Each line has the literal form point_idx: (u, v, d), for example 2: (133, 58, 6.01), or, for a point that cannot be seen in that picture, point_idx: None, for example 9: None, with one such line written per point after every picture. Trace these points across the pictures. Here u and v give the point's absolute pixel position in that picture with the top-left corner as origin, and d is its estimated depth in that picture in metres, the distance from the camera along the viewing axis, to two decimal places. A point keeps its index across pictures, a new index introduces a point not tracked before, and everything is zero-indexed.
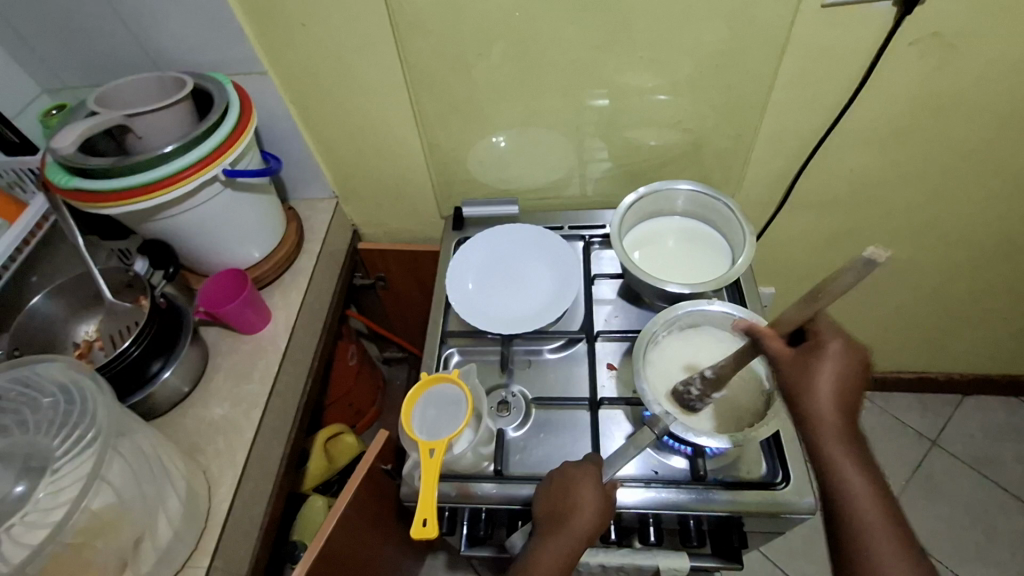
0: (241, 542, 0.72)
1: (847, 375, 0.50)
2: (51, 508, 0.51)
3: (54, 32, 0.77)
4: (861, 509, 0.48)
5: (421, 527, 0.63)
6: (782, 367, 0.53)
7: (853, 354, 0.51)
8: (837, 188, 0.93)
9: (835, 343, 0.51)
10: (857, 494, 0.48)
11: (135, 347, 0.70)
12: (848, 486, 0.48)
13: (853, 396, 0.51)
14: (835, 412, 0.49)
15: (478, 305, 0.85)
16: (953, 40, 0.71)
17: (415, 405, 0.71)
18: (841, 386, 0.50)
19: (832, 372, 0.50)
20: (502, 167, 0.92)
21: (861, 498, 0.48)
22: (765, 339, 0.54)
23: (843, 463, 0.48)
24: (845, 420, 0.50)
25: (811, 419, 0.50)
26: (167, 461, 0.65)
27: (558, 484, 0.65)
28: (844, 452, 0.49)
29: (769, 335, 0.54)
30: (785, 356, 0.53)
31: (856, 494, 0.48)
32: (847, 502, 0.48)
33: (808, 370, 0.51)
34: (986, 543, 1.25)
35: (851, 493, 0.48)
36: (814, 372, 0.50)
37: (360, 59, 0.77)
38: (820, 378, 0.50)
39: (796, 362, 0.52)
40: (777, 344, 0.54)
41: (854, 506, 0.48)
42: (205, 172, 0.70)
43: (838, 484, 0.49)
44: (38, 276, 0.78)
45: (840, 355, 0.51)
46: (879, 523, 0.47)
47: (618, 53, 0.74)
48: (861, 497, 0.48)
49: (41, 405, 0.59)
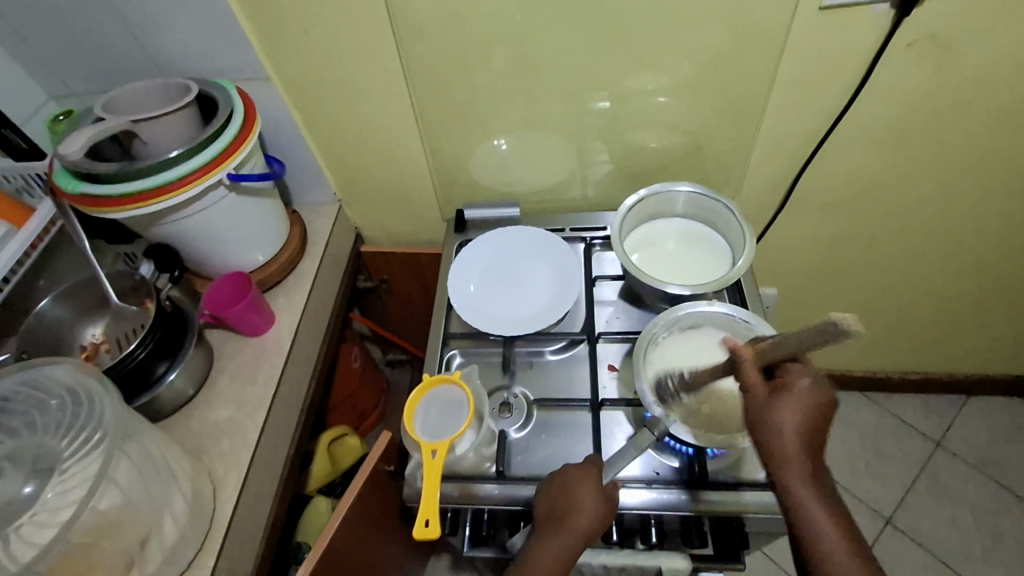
0: (246, 542, 0.73)
1: (813, 414, 0.50)
2: (59, 509, 0.52)
3: (61, 39, 0.78)
4: (825, 549, 0.49)
5: (423, 528, 0.63)
6: (750, 398, 0.51)
7: (821, 394, 0.50)
8: (839, 189, 0.93)
9: (801, 381, 0.50)
10: (819, 527, 0.49)
11: (141, 350, 0.71)
12: (809, 517, 0.49)
13: (818, 431, 0.50)
14: (799, 448, 0.50)
15: (481, 307, 0.86)
16: (952, 42, 0.71)
17: (417, 408, 0.71)
18: (806, 423, 0.50)
19: (798, 414, 0.50)
20: (504, 170, 0.93)
21: (823, 528, 0.49)
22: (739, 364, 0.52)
23: (805, 495, 0.49)
24: (808, 459, 0.50)
25: (775, 454, 0.50)
26: (173, 463, 0.65)
27: (559, 485, 0.65)
28: (805, 485, 0.50)
29: (746, 361, 0.52)
30: (755, 388, 0.51)
31: (818, 526, 0.49)
32: (810, 533, 0.49)
33: (774, 409, 0.50)
34: (991, 545, 1.25)
35: (813, 525, 0.49)
36: (780, 410, 0.50)
37: (363, 64, 0.78)
38: (787, 418, 0.49)
39: (764, 398, 0.51)
40: (750, 372, 0.52)
41: (816, 536, 0.49)
42: (211, 177, 0.71)
43: (801, 516, 0.49)
44: (45, 280, 0.79)
45: (805, 394, 0.50)
46: (839, 552, 0.48)
47: (617, 56, 0.75)
48: (823, 528, 0.49)
49: (49, 407, 0.59)
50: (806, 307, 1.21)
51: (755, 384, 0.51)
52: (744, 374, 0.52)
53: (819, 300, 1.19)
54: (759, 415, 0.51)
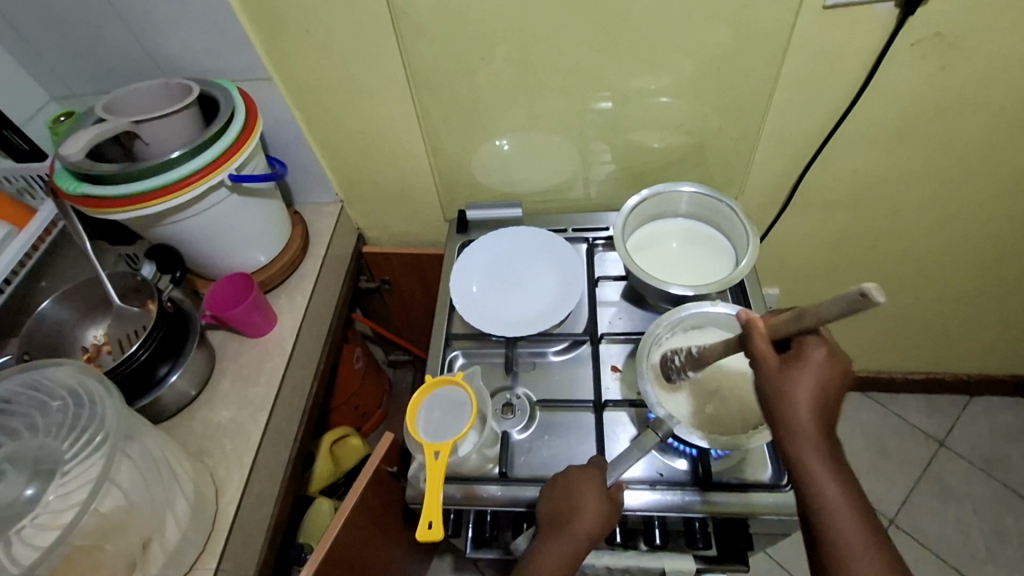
0: (248, 543, 0.73)
1: (826, 385, 0.49)
2: (61, 511, 0.51)
3: (62, 40, 0.78)
4: (834, 517, 0.49)
5: (426, 530, 0.63)
6: (763, 371, 0.51)
7: (834, 366, 0.49)
8: (843, 188, 0.92)
9: (816, 353, 0.49)
10: (830, 499, 0.49)
11: (143, 351, 0.71)
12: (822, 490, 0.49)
13: (829, 401, 0.50)
14: (811, 420, 0.49)
15: (483, 307, 0.86)
16: (956, 40, 0.71)
17: (420, 408, 0.71)
18: (819, 396, 0.49)
19: (813, 387, 0.49)
20: (506, 170, 0.93)
21: (835, 501, 0.49)
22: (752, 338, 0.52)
23: (817, 468, 0.49)
24: (821, 431, 0.50)
25: (788, 427, 0.50)
26: (174, 464, 0.65)
27: (561, 487, 0.65)
28: (820, 459, 0.49)
29: (758, 334, 0.52)
30: (768, 361, 0.50)
31: (829, 498, 0.49)
32: (820, 504, 0.49)
33: (790, 382, 0.49)
34: (996, 545, 1.24)
35: (823, 495, 0.49)
36: (794, 383, 0.49)
37: (364, 64, 0.78)
38: (801, 391, 0.49)
39: (778, 370, 0.50)
40: (762, 344, 0.51)
41: (828, 509, 0.49)
42: (212, 177, 0.71)
43: (812, 488, 0.49)
44: (47, 281, 0.79)
45: (820, 366, 0.49)
46: (848, 522, 0.49)
47: (620, 56, 0.74)
48: (833, 500, 0.49)
49: (50, 408, 0.59)
50: None
51: (768, 357, 0.50)
52: (757, 347, 0.51)
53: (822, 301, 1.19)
54: (774, 388, 0.50)
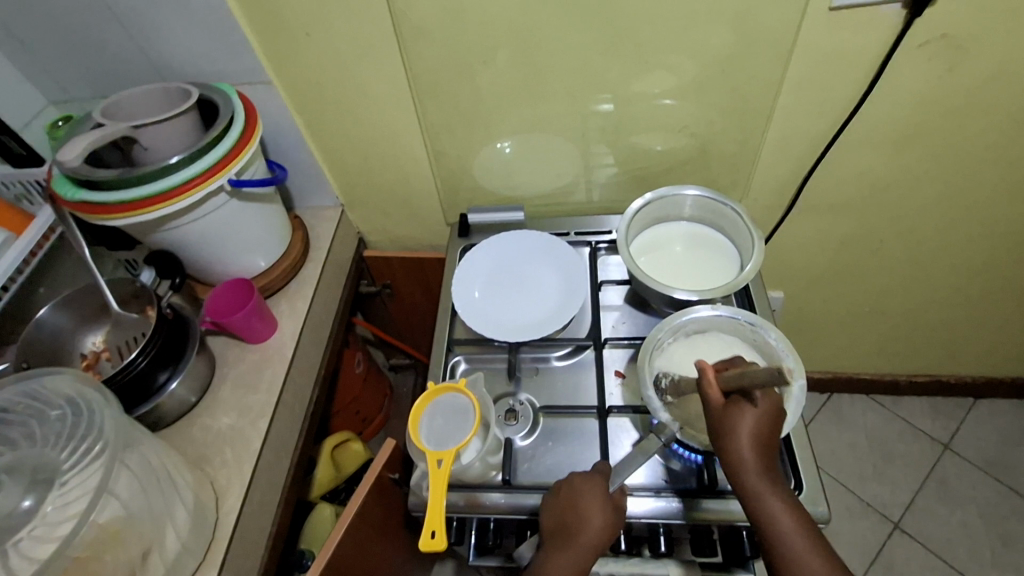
0: (249, 552, 0.72)
1: (765, 425, 0.54)
2: (58, 522, 0.51)
3: (59, 44, 0.78)
4: (785, 542, 0.52)
5: (428, 539, 0.62)
6: (710, 412, 0.56)
7: (771, 408, 0.55)
8: (847, 191, 0.92)
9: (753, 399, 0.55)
10: (781, 528, 0.52)
11: (142, 358, 0.70)
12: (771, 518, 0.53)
13: (772, 439, 0.55)
14: (755, 454, 0.54)
15: (485, 313, 0.85)
16: (962, 42, 0.70)
17: (422, 415, 0.70)
18: (760, 433, 0.54)
19: (753, 423, 0.54)
20: (508, 173, 0.92)
21: (786, 529, 0.52)
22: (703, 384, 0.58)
23: (765, 495, 0.53)
24: (765, 462, 0.54)
25: (735, 461, 0.54)
26: (174, 473, 0.64)
27: (565, 497, 0.64)
28: (766, 488, 0.53)
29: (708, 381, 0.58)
30: (715, 406, 0.56)
31: (779, 526, 0.52)
32: (772, 533, 0.53)
33: (733, 421, 0.54)
34: (1001, 548, 1.23)
35: (772, 518, 0.53)
36: (735, 422, 0.54)
37: (365, 67, 0.77)
38: (743, 427, 0.54)
39: (723, 410, 0.56)
40: (713, 390, 0.56)
41: (782, 539, 0.52)
42: (211, 183, 0.70)
43: (763, 517, 0.53)
44: (45, 287, 0.79)
45: (758, 408, 0.55)
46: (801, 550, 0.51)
47: (623, 58, 0.74)
48: (784, 529, 0.52)
49: (48, 417, 0.58)
50: (812, 309, 1.20)
51: (714, 401, 0.56)
52: (706, 392, 0.57)
53: (825, 303, 1.18)
54: (720, 425, 0.55)
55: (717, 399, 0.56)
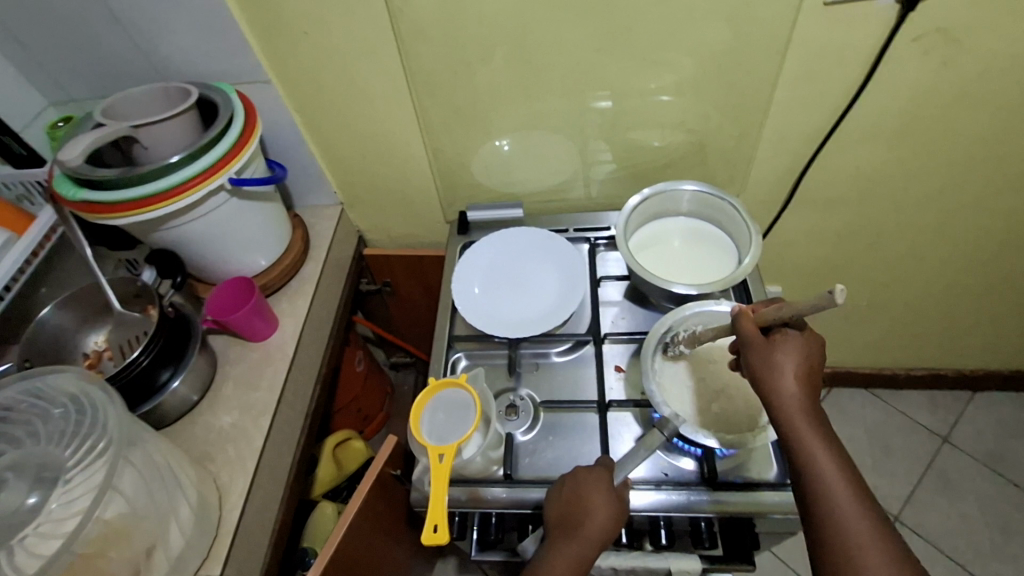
0: (252, 548, 0.72)
1: (805, 364, 0.55)
2: (63, 519, 0.51)
3: (59, 45, 0.78)
4: (826, 479, 0.51)
5: (432, 533, 0.63)
6: (750, 349, 0.57)
7: (810, 347, 0.56)
8: (844, 185, 0.92)
9: (791, 335, 0.56)
10: (823, 467, 0.52)
11: (145, 356, 0.71)
12: (813, 459, 0.52)
13: (811, 380, 0.55)
14: (798, 390, 0.54)
15: (486, 309, 0.85)
16: (956, 36, 0.71)
17: (424, 411, 0.70)
18: (802, 369, 0.55)
19: (792, 359, 0.55)
20: (506, 170, 0.92)
21: (827, 467, 0.52)
22: (742, 322, 0.58)
23: (809, 434, 0.53)
24: (807, 401, 0.54)
25: (778, 399, 0.55)
26: (178, 470, 0.65)
27: (571, 487, 0.65)
28: (810, 429, 0.53)
29: (746, 318, 0.59)
30: (756, 341, 0.56)
31: (820, 464, 0.52)
32: (813, 471, 0.52)
33: (775, 356, 0.55)
34: (1001, 539, 1.24)
35: (813, 456, 0.52)
36: (776, 357, 0.55)
37: (363, 66, 0.78)
38: (784, 362, 0.55)
39: (763, 346, 0.56)
40: (750, 326, 0.57)
41: (822, 477, 0.52)
42: (212, 181, 0.71)
43: (805, 455, 0.53)
44: (47, 288, 0.79)
45: (799, 343, 0.55)
46: (842, 490, 0.51)
47: (620, 54, 0.74)
48: (826, 471, 0.52)
49: (52, 416, 0.58)
50: None
51: (755, 337, 0.57)
52: (745, 329, 0.58)
53: None
54: (761, 361, 0.55)
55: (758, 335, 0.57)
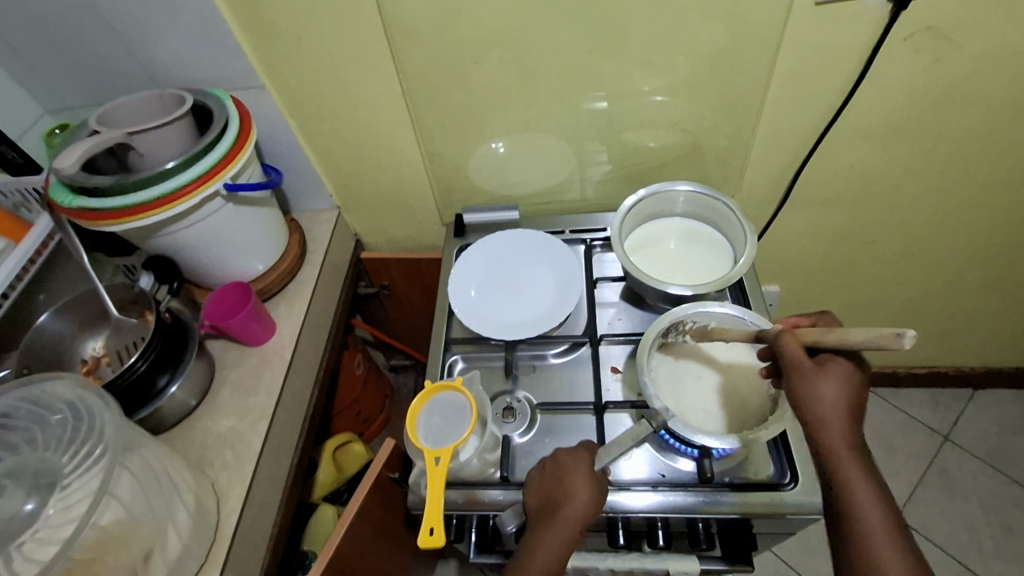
0: (251, 552, 0.72)
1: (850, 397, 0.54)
2: (61, 525, 0.51)
3: (54, 53, 0.78)
4: (865, 517, 0.52)
5: (427, 536, 0.63)
6: (795, 375, 0.56)
7: (858, 379, 0.55)
8: (840, 184, 0.92)
9: (840, 365, 0.55)
10: (863, 506, 0.52)
11: (142, 361, 0.71)
12: (855, 498, 0.52)
13: (857, 414, 0.55)
14: (841, 424, 0.54)
15: (481, 312, 0.85)
16: (948, 34, 0.71)
17: (419, 414, 0.71)
18: (848, 402, 0.54)
19: (839, 390, 0.54)
20: (502, 173, 0.92)
21: (866, 505, 0.52)
22: (787, 345, 0.58)
23: (851, 473, 0.53)
24: (850, 435, 0.54)
25: (824, 433, 0.54)
26: (175, 475, 0.65)
27: (551, 473, 0.65)
28: (852, 464, 0.53)
29: (790, 340, 0.58)
30: (803, 366, 0.56)
31: (861, 505, 0.52)
32: (852, 511, 0.52)
33: (822, 386, 0.54)
34: (1003, 537, 1.23)
35: (853, 492, 0.53)
36: (823, 389, 0.54)
37: (358, 70, 0.78)
38: (828, 393, 0.54)
39: (808, 373, 0.55)
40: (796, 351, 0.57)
41: (859, 516, 0.52)
42: (208, 186, 0.71)
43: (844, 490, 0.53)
44: (45, 295, 0.79)
45: (846, 374, 0.55)
46: (878, 530, 0.51)
47: (612, 56, 0.74)
48: (867, 510, 0.52)
49: (50, 422, 0.59)
50: (809, 302, 1.20)
51: (801, 360, 0.56)
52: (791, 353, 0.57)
53: (822, 297, 1.18)
54: (807, 390, 0.55)
55: (806, 362, 0.56)
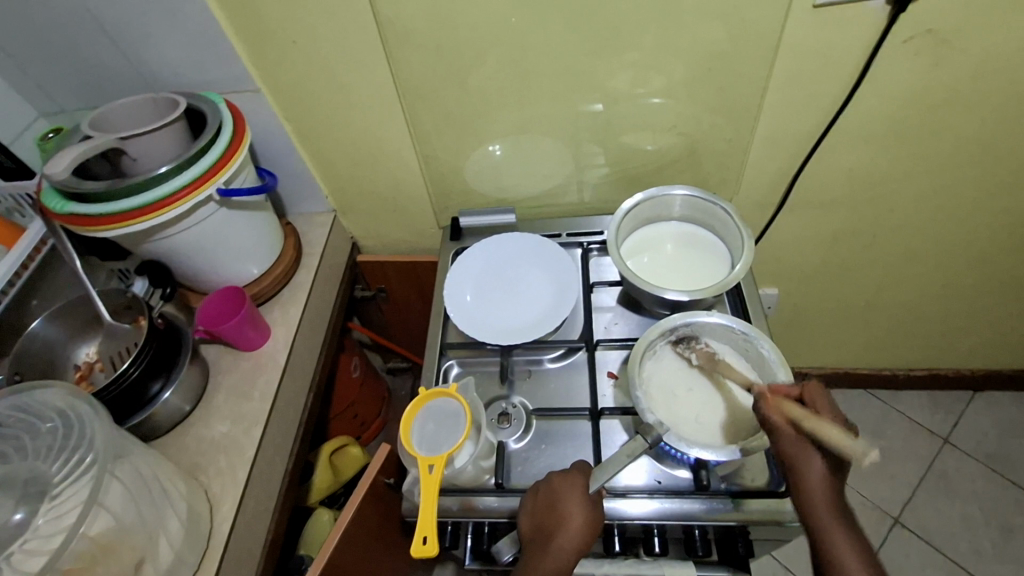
0: (244, 559, 0.72)
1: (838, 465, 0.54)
2: (51, 535, 0.51)
3: (47, 57, 0.78)
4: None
5: (421, 545, 0.62)
6: (778, 437, 0.57)
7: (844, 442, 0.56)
8: (840, 187, 0.91)
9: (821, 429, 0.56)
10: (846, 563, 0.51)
11: (135, 368, 0.71)
12: (836, 551, 0.51)
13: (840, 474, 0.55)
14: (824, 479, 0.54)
15: (477, 317, 0.85)
16: (948, 37, 0.70)
17: (414, 421, 0.70)
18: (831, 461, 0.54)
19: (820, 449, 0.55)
20: (498, 176, 0.92)
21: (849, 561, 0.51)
22: (768, 407, 0.58)
23: (832, 527, 0.52)
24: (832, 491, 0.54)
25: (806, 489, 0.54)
26: (167, 483, 0.65)
27: (544, 497, 0.65)
28: (832, 517, 0.53)
29: (771, 404, 0.59)
30: (783, 428, 0.57)
31: (842, 561, 0.51)
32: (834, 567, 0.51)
33: (804, 452, 0.55)
34: (1003, 541, 1.23)
35: (835, 547, 0.52)
36: (804, 448, 0.55)
37: (352, 73, 0.78)
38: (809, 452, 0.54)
39: (790, 436, 0.56)
40: (777, 414, 0.57)
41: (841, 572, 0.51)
42: (200, 192, 0.70)
43: (826, 546, 0.52)
44: (38, 299, 0.78)
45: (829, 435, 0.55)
46: None
47: (609, 58, 0.73)
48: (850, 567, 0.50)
49: (41, 430, 0.58)
50: (808, 305, 1.19)
51: (782, 427, 0.57)
52: (772, 417, 0.58)
53: (822, 299, 1.18)
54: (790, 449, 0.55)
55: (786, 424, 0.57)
